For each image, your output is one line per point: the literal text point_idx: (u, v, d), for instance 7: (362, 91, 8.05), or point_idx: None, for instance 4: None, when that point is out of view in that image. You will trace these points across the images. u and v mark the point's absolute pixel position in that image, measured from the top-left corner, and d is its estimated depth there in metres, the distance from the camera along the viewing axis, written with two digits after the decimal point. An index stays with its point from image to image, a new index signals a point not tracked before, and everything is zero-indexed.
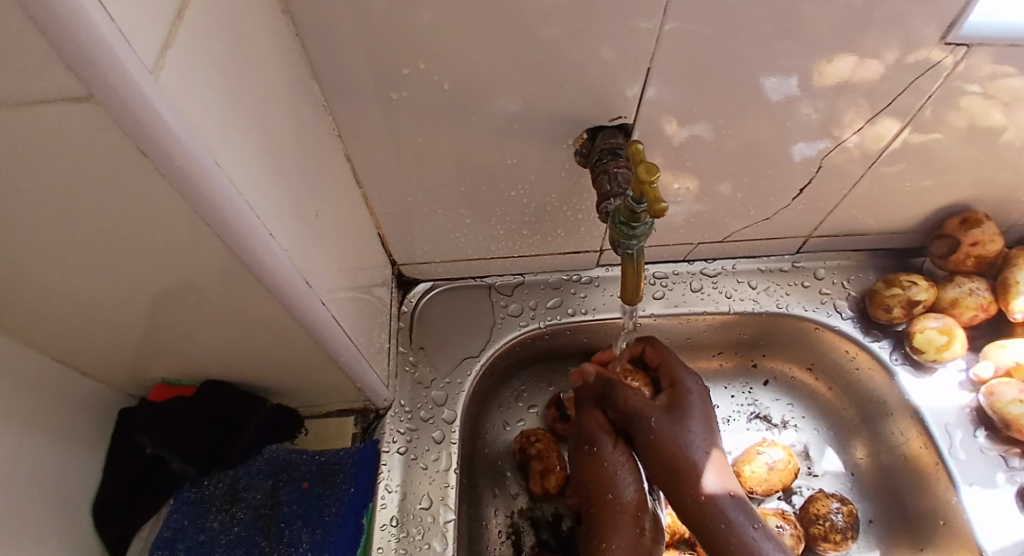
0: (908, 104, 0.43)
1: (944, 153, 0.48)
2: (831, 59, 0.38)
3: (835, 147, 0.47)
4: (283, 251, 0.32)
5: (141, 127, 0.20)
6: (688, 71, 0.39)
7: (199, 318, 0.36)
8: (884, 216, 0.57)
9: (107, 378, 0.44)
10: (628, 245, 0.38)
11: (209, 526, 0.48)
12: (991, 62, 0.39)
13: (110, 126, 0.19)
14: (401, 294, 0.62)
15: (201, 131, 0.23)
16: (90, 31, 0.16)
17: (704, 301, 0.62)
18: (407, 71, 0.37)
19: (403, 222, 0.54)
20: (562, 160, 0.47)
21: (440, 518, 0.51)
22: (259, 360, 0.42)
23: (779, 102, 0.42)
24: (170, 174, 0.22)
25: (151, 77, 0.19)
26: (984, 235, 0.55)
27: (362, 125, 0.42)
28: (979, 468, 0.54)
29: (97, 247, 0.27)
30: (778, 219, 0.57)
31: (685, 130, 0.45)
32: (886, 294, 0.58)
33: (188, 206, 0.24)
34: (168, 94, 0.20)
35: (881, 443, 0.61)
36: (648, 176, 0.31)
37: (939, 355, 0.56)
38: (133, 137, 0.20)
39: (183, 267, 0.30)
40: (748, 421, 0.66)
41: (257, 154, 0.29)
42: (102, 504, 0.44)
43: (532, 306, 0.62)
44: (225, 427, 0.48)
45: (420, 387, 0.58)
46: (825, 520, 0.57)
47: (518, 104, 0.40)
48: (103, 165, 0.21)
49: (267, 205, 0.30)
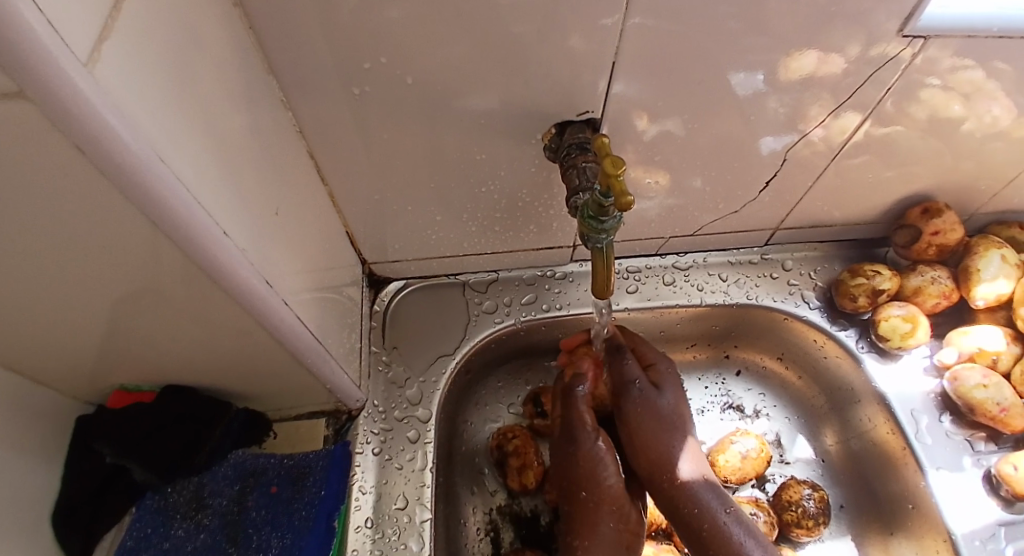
0: (874, 97, 0.44)
1: (909, 144, 0.49)
2: (793, 55, 0.39)
3: (800, 140, 0.48)
4: (241, 251, 0.31)
5: (74, 122, 0.19)
6: (654, 66, 0.39)
7: (156, 322, 0.35)
8: (849, 208, 0.58)
9: (62, 386, 0.42)
10: (597, 238, 0.38)
11: (173, 535, 0.47)
12: (947, 55, 0.40)
13: (39, 120, 0.18)
14: (373, 293, 0.61)
15: (142, 126, 0.22)
16: (17, 26, 0.15)
17: (677, 294, 0.63)
18: (370, 64, 0.37)
19: (372, 220, 0.53)
20: (531, 155, 0.46)
21: (416, 518, 0.51)
22: (224, 363, 0.41)
23: (747, 96, 0.43)
24: (111, 171, 0.21)
25: (86, 72, 0.18)
26: (945, 225, 0.57)
27: (326, 120, 0.41)
28: (946, 452, 0.56)
29: (39, 251, 0.26)
30: (747, 212, 0.58)
31: (657, 125, 0.45)
32: (852, 283, 0.59)
33: (130, 203, 0.23)
34: (104, 89, 0.19)
35: (850, 430, 0.62)
36: (614, 169, 0.32)
37: (904, 342, 0.58)
38: (66, 132, 0.19)
39: (133, 269, 0.29)
40: (721, 411, 0.67)
41: (208, 152, 0.28)
42: (62, 518, 0.43)
43: (506, 302, 0.62)
44: (190, 434, 0.46)
45: (394, 386, 0.57)
46: (797, 506, 0.58)
47: (484, 99, 0.40)
48: (36, 164, 0.20)
49: (221, 203, 0.29)
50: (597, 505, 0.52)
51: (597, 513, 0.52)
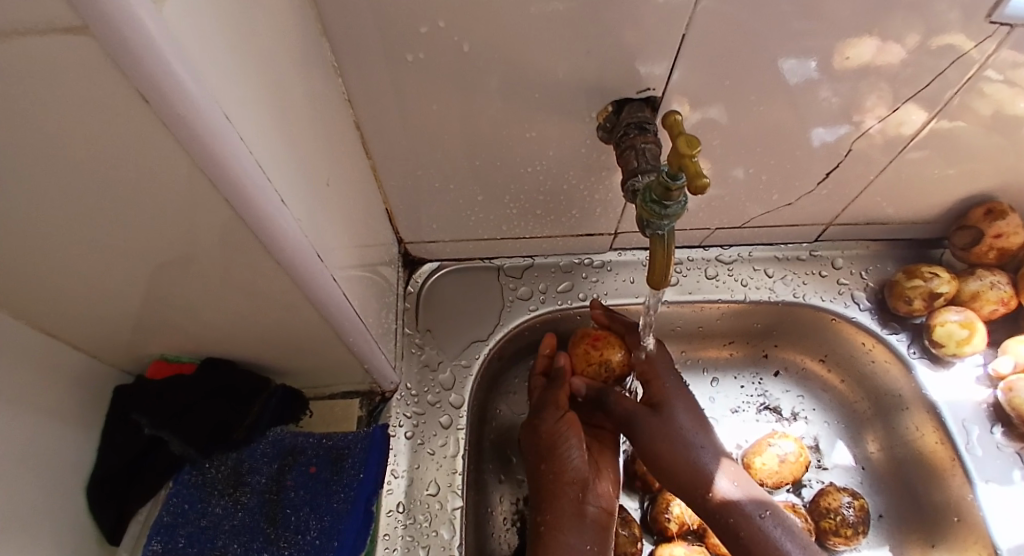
0: (935, 91, 0.41)
1: (968, 142, 0.46)
2: (852, 44, 0.37)
3: (857, 133, 0.45)
4: (297, 220, 0.30)
5: (140, 68, 0.17)
6: (714, 48, 0.36)
7: (205, 292, 0.34)
8: (906, 206, 0.55)
9: (102, 352, 0.42)
10: (659, 224, 0.37)
11: (211, 511, 0.47)
12: (1017, 48, 0.37)
13: (106, 64, 0.17)
14: (407, 274, 0.60)
15: (210, 79, 0.20)
16: None
17: (719, 288, 0.61)
18: (426, 31, 0.34)
19: (412, 198, 0.51)
20: (583, 135, 0.44)
21: (447, 504, 0.50)
22: (264, 337, 0.40)
23: (799, 85, 0.40)
24: (174, 126, 0.20)
25: (156, 14, 0.16)
26: (1009, 227, 0.54)
27: (374, 91, 0.40)
28: (997, 464, 0.53)
29: (101, 209, 0.25)
30: (799, 205, 0.55)
31: (699, 112, 0.43)
32: (907, 285, 0.56)
33: (191, 160, 0.22)
34: (175, 32, 0.18)
35: (894, 437, 0.61)
36: (688, 149, 0.30)
37: (960, 349, 0.55)
38: (132, 78, 0.17)
39: (191, 235, 0.28)
40: (757, 411, 0.65)
41: (267, 113, 0.26)
42: (99, 485, 0.43)
43: (543, 289, 0.61)
44: (229, 408, 0.46)
45: (427, 369, 0.56)
46: (836, 514, 0.57)
47: (541, 74, 0.38)
48: (102, 113, 0.19)
49: (278, 167, 0.27)
50: (562, 481, 0.52)
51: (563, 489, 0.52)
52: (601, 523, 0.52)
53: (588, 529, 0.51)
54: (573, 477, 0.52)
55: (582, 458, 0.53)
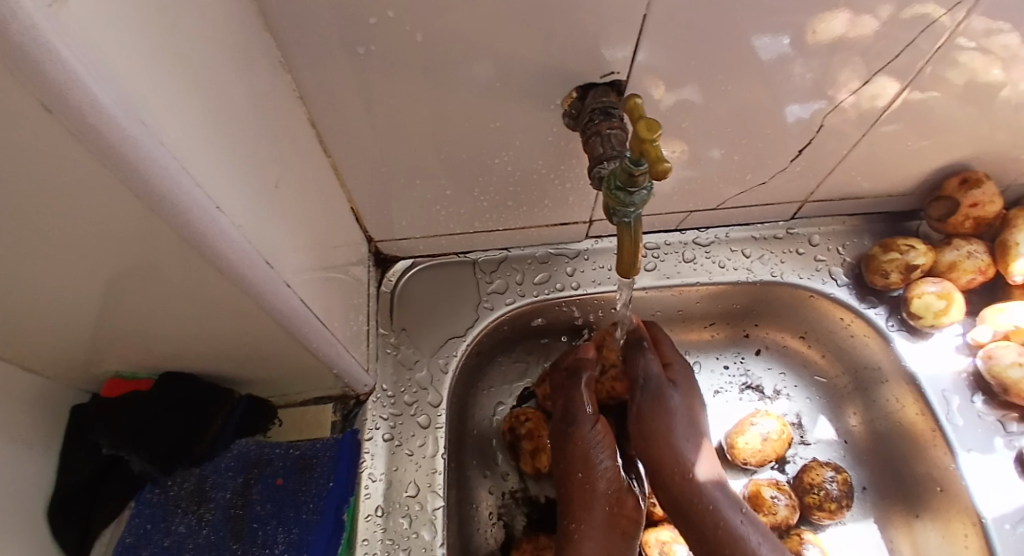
0: (907, 62, 0.40)
1: (942, 112, 0.45)
2: (824, 18, 0.35)
3: (830, 108, 0.44)
4: (238, 226, 0.28)
5: (43, 76, 0.15)
6: (682, 26, 0.35)
7: (153, 306, 0.32)
8: (882, 179, 0.55)
9: (57, 374, 0.40)
10: (625, 213, 0.35)
11: (175, 530, 0.46)
12: (992, 16, 0.36)
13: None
14: (379, 273, 0.59)
15: (123, 80, 0.18)
16: None
17: (697, 271, 0.60)
18: (373, 19, 0.32)
19: (377, 195, 0.50)
20: (549, 123, 0.43)
21: (428, 505, 0.49)
22: (225, 347, 0.39)
23: (772, 62, 0.39)
24: (85, 137, 0.18)
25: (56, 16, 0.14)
26: (984, 196, 0.53)
27: (325, 85, 0.38)
28: (977, 434, 0.54)
29: (28, 238, 0.24)
30: (773, 184, 0.54)
31: (675, 94, 0.41)
32: (883, 259, 0.56)
33: (108, 168, 0.20)
34: (85, 37, 0.16)
35: (875, 410, 0.61)
36: (649, 133, 0.29)
37: (937, 320, 0.55)
38: (35, 87, 0.15)
39: (124, 248, 0.26)
40: (740, 391, 0.66)
41: (195, 116, 0.24)
42: (59, 509, 0.42)
43: (518, 281, 0.59)
44: (190, 421, 0.45)
45: (403, 369, 0.55)
46: (820, 489, 0.57)
47: (500, 62, 0.36)
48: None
49: (212, 173, 0.26)
50: (591, 490, 0.52)
51: (593, 498, 0.52)
52: (624, 529, 0.53)
53: (615, 539, 0.52)
54: (602, 486, 0.52)
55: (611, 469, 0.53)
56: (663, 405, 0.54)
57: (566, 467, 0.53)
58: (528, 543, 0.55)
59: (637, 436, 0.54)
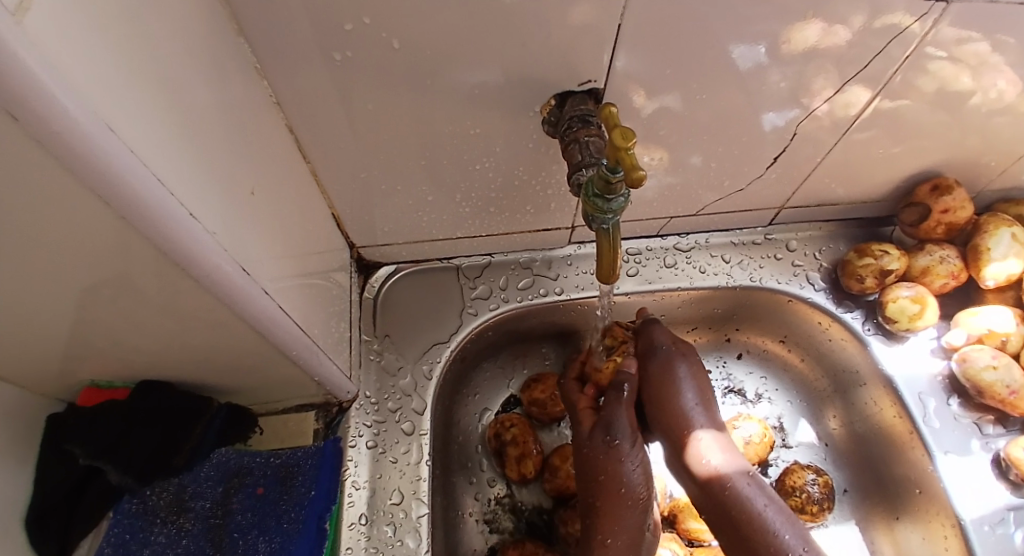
0: (878, 71, 0.41)
1: (913, 120, 0.47)
2: (796, 27, 0.36)
3: (805, 115, 0.45)
4: (213, 233, 0.28)
5: (3, 83, 0.15)
6: (657, 35, 0.36)
7: (128, 314, 0.32)
8: (856, 185, 0.56)
9: (31, 383, 0.39)
10: (603, 219, 0.36)
11: (154, 541, 0.46)
12: (957, 26, 0.37)
13: None
14: (362, 280, 0.59)
15: (88, 89, 0.18)
16: None
17: (679, 276, 0.61)
18: (352, 26, 0.33)
19: (360, 202, 0.50)
20: (529, 130, 0.43)
21: (412, 513, 0.49)
22: (203, 355, 0.38)
23: (748, 70, 0.40)
24: (52, 146, 0.18)
25: (17, 24, 0.14)
26: (955, 202, 0.55)
27: (306, 92, 0.38)
28: (954, 436, 0.55)
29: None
30: (751, 190, 0.55)
31: (652, 101, 0.42)
32: (859, 264, 0.57)
33: (74, 177, 0.20)
34: (42, 41, 0.16)
35: (854, 412, 0.62)
36: (623, 142, 0.30)
37: (912, 324, 0.56)
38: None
39: (97, 255, 0.25)
40: (722, 395, 0.66)
41: (165, 124, 0.24)
42: (35, 522, 0.41)
43: (501, 286, 0.60)
44: (168, 430, 0.44)
45: (386, 376, 0.55)
46: (801, 492, 0.58)
47: (480, 69, 0.37)
48: None
49: (185, 180, 0.26)
50: (626, 496, 0.50)
51: (625, 509, 0.50)
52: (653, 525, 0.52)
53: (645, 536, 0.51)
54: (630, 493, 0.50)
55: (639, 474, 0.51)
56: (669, 375, 0.54)
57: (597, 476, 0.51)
58: (514, 549, 0.55)
59: (651, 409, 0.54)
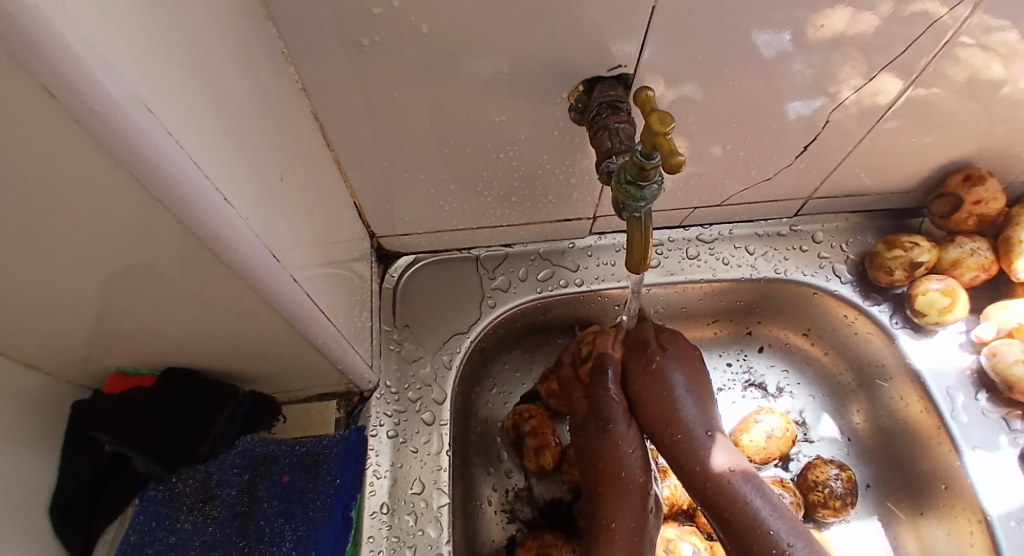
0: (909, 60, 0.40)
1: (945, 108, 0.45)
2: (827, 14, 0.35)
3: (833, 105, 0.44)
4: (245, 219, 0.28)
5: (43, 62, 0.15)
6: (689, 21, 0.35)
7: (158, 301, 0.32)
8: (885, 176, 0.55)
9: (57, 370, 0.40)
10: (636, 207, 0.35)
11: (180, 528, 0.46)
12: (994, 14, 0.36)
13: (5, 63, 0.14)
14: (381, 269, 0.58)
15: (126, 67, 0.18)
16: None
17: (701, 268, 0.60)
18: (379, 10, 0.32)
19: (381, 191, 0.49)
20: (554, 118, 0.42)
21: (433, 502, 0.49)
22: (228, 343, 0.38)
23: (773, 58, 0.39)
24: (91, 127, 0.18)
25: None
26: (988, 193, 0.53)
27: (329, 78, 0.37)
28: (982, 431, 0.54)
29: (33, 232, 0.23)
30: (777, 180, 0.54)
31: (675, 89, 0.41)
32: (887, 256, 0.56)
33: (112, 158, 0.19)
34: (80, 15, 0.15)
35: (879, 407, 0.61)
36: (661, 126, 0.29)
37: (941, 317, 0.55)
38: (35, 74, 0.15)
39: (129, 242, 0.25)
40: (743, 389, 0.66)
41: (200, 106, 0.24)
42: (63, 506, 0.41)
43: (521, 277, 0.59)
44: (193, 420, 0.45)
45: (407, 366, 0.55)
46: (824, 487, 0.57)
47: (505, 56, 0.36)
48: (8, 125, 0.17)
49: (219, 165, 0.25)
50: (624, 484, 0.50)
51: (626, 492, 0.50)
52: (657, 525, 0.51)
53: (649, 535, 0.50)
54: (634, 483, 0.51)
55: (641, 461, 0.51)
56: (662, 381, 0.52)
57: (603, 467, 0.51)
58: (533, 541, 0.55)
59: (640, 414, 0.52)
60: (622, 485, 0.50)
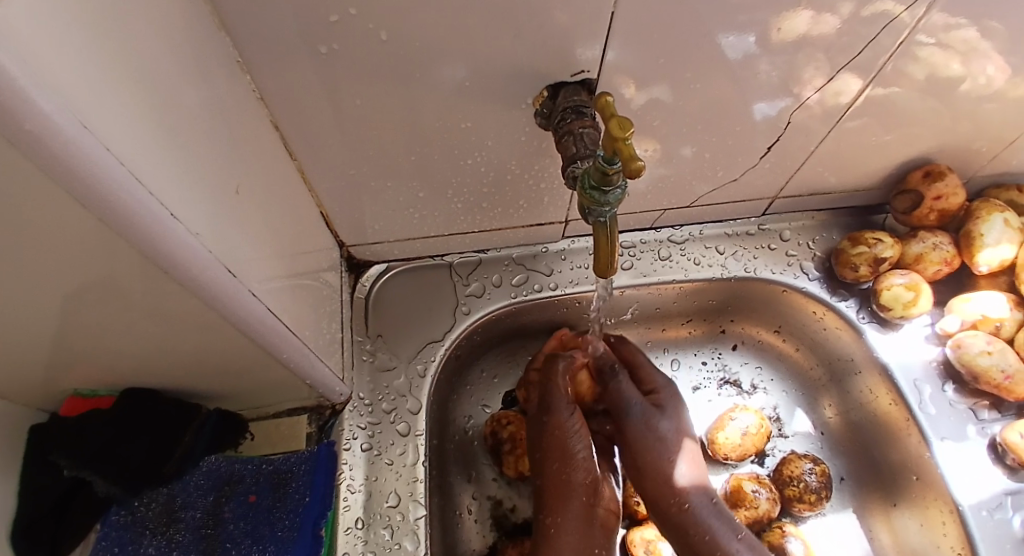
0: (869, 59, 0.41)
1: (903, 107, 0.46)
2: (788, 16, 0.36)
3: (796, 105, 0.45)
4: (196, 233, 0.27)
5: None
6: (653, 25, 0.35)
7: (108, 320, 0.30)
8: (849, 174, 0.56)
9: (11, 393, 0.38)
10: (601, 211, 0.35)
11: (144, 553, 0.45)
12: (946, 14, 0.37)
13: None
14: (353, 278, 0.57)
15: (64, 87, 0.17)
16: None
17: (673, 269, 0.60)
18: (337, 17, 0.31)
19: (348, 199, 0.49)
20: (522, 122, 0.42)
21: (410, 515, 0.48)
22: (188, 360, 0.37)
23: (738, 59, 0.39)
24: (26, 145, 0.17)
25: None
26: (947, 189, 0.55)
27: (293, 87, 0.37)
28: (950, 422, 0.55)
29: None
30: (745, 179, 0.55)
31: (646, 92, 0.41)
32: (852, 252, 0.57)
33: (47, 176, 0.18)
34: (15, 36, 0.14)
35: (849, 401, 0.62)
36: (621, 131, 0.29)
37: (907, 312, 0.56)
38: None
39: (70, 260, 0.24)
40: (718, 387, 0.66)
41: (143, 121, 0.23)
42: (22, 532, 0.40)
43: (495, 282, 0.59)
44: (157, 441, 0.43)
45: (381, 377, 0.54)
46: (799, 481, 0.58)
47: (470, 61, 0.36)
48: None
49: (165, 180, 0.25)
50: (568, 485, 0.52)
51: (569, 492, 0.52)
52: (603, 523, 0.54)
53: (593, 532, 0.53)
54: (579, 477, 0.53)
55: (585, 456, 0.53)
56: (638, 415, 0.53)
57: (543, 460, 0.53)
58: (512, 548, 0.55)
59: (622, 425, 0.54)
60: (563, 483, 0.52)
